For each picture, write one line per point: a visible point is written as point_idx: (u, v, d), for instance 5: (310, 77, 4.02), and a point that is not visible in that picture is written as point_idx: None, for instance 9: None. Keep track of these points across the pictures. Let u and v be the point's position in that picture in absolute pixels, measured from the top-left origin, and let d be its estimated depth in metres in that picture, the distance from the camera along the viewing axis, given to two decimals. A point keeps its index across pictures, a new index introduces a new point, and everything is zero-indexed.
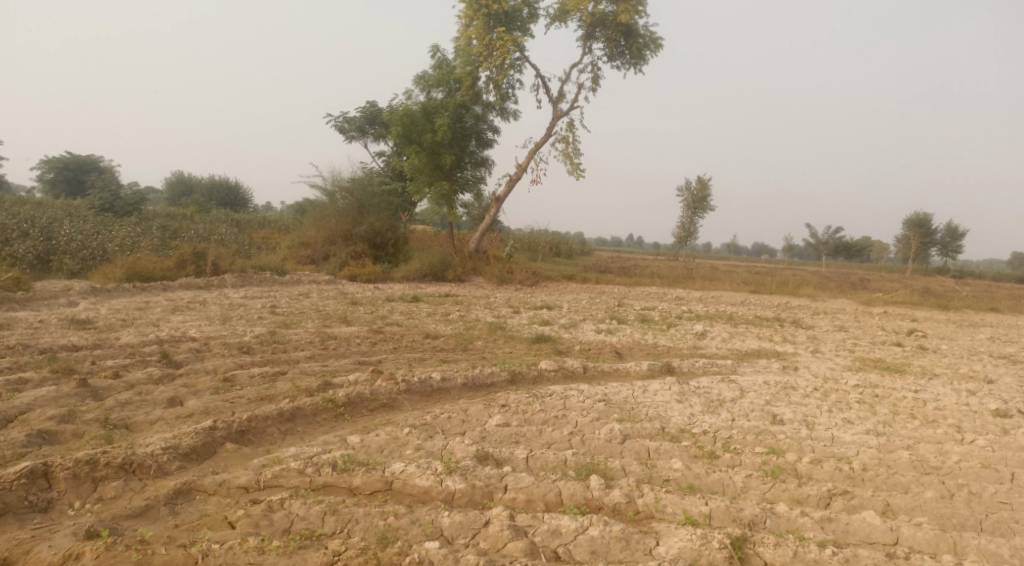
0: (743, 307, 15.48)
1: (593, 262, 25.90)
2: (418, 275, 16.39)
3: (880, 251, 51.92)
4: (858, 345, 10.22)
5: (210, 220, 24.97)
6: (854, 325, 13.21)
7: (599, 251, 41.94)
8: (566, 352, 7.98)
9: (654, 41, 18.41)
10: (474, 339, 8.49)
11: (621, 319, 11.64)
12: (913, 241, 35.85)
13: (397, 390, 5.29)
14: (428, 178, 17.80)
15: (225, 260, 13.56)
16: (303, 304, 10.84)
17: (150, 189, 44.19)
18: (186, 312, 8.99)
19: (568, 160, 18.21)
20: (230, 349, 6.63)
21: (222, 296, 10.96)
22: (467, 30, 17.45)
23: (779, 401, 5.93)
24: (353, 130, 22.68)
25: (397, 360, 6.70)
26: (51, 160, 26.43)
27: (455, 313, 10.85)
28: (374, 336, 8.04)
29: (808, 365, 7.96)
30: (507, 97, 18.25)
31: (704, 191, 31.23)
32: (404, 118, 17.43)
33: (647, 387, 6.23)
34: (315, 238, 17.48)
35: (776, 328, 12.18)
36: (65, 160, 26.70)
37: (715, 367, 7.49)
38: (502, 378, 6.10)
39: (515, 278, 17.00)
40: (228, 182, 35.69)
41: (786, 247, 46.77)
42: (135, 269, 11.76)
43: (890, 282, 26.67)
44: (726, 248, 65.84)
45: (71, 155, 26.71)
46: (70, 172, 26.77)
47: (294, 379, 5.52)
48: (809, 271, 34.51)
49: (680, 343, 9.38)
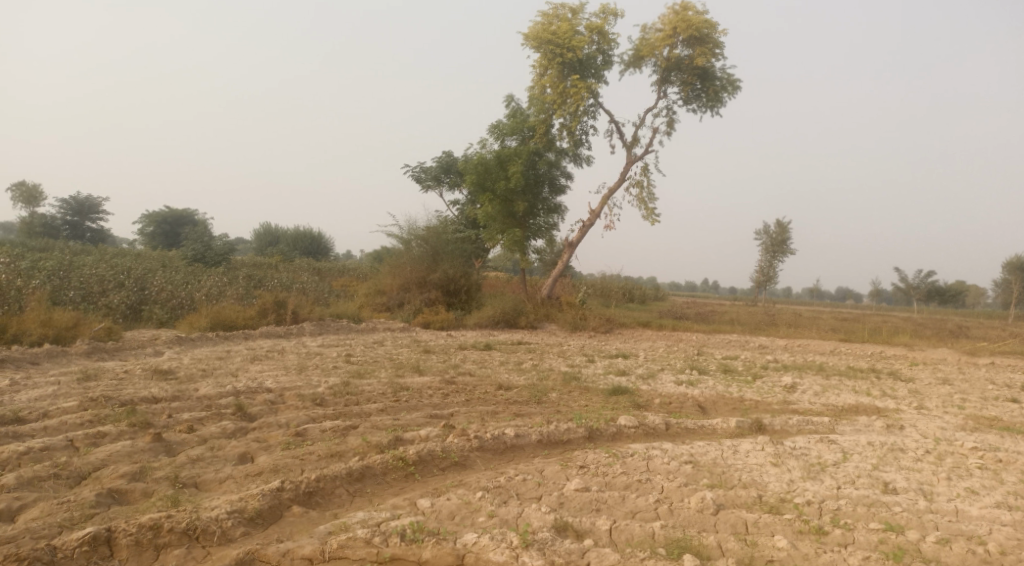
0: (833, 356, 14.51)
1: (669, 307, 25.17)
2: (491, 321, 16.29)
3: (978, 296, 48.40)
4: (970, 401, 9.26)
5: (292, 269, 25.93)
6: (961, 377, 12.05)
7: (675, 297, 40.97)
8: (646, 405, 7.55)
9: (731, 83, 18.08)
10: (548, 390, 8.18)
11: (701, 369, 11.07)
12: (1016, 285, 33.26)
13: (471, 447, 5.06)
14: (501, 225, 17.88)
15: (304, 308, 13.88)
16: (377, 353, 10.86)
17: (240, 240, 46.73)
18: (264, 361, 9.13)
19: (643, 204, 17.91)
20: (303, 401, 6.62)
21: (300, 344, 11.14)
22: (542, 79, 17.65)
23: (889, 465, 5.31)
24: (429, 180, 23.22)
25: (469, 413, 6.49)
26: (151, 214, 28.39)
27: (528, 362, 10.58)
28: (446, 387, 7.87)
29: (916, 424, 7.19)
30: (580, 143, 18.24)
31: (783, 234, 30.09)
32: (478, 166, 17.68)
33: (736, 447, 5.73)
34: (390, 285, 17.73)
35: (872, 380, 11.27)
36: (164, 214, 28.54)
37: (810, 425, 6.88)
38: (580, 434, 5.77)
39: (589, 325, 16.63)
40: (311, 232, 37.20)
41: (875, 290, 44.29)
42: (218, 318, 12.18)
43: (996, 330, 24.61)
44: (809, 292, 62.95)
45: (169, 209, 28.53)
46: (168, 225, 28.55)
47: (365, 435, 5.39)
48: (901, 317, 32.41)
49: (768, 396, 8.75)
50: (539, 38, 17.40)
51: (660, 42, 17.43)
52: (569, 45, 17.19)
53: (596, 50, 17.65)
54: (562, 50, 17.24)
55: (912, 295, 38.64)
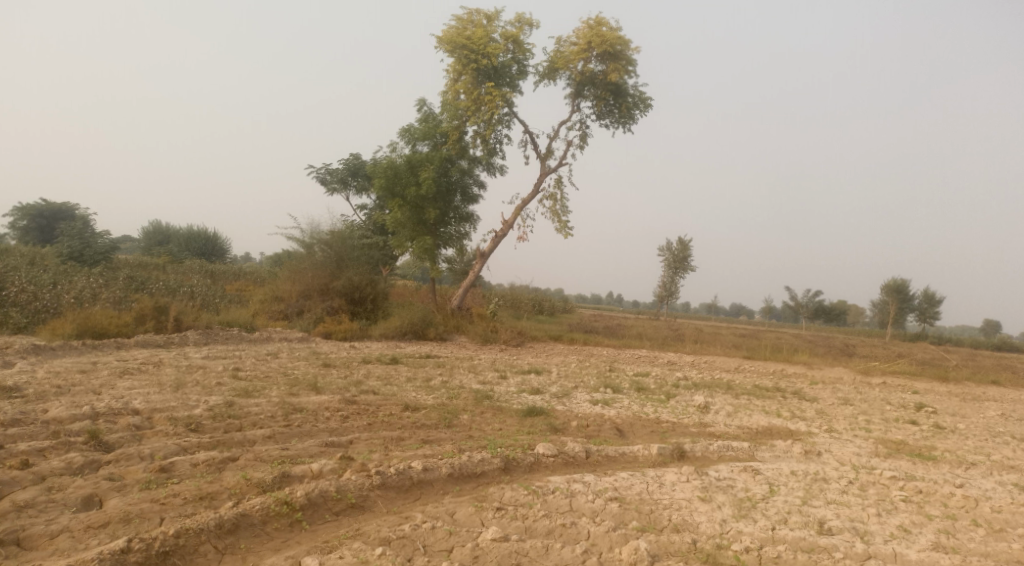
0: (737, 374, 14.76)
1: (577, 321, 25.18)
2: (398, 332, 15.50)
3: (856, 314, 52.21)
4: (872, 423, 9.44)
5: (183, 271, 23.96)
6: (858, 397, 12.44)
7: (581, 309, 41.32)
8: (562, 429, 7.11)
9: (644, 100, 18.24)
10: (459, 411, 7.59)
11: (614, 387, 10.78)
12: (892, 307, 35.79)
13: (372, 484, 4.39)
14: (411, 232, 17.14)
15: (189, 315, 12.58)
16: (269, 366, 9.87)
17: (124, 239, 43.10)
18: (135, 376, 7.98)
19: (556, 217, 17.69)
20: (175, 426, 5.67)
21: (181, 356, 9.96)
22: (455, 84, 17.13)
23: (816, 500, 5.11)
24: (335, 182, 22.12)
25: (371, 440, 5.78)
26: (24, 205, 25.48)
27: (437, 379, 9.93)
28: (346, 408, 7.11)
29: (830, 450, 7.16)
30: (494, 152, 17.82)
31: (685, 252, 30.92)
32: (388, 170, 16.90)
33: (662, 478, 5.35)
34: (290, 292, 16.57)
35: (778, 400, 11.38)
36: (40, 206, 25.73)
37: (730, 452, 6.64)
38: (494, 465, 5.21)
39: (500, 338, 16.17)
40: (206, 232, 34.73)
41: (766, 308, 46.65)
42: (87, 324, 10.76)
43: (875, 348, 26.24)
44: (706, 308, 65.47)
45: (45, 201, 25.74)
46: (42, 219, 25.74)
47: (245, 470, 4.60)
48: (792, 334, 34.09)
49: (683, 418, 8.53)
50: (453, 41, 16.89)
51: (575, 55, 17.34)
52: (484, 51, 16.76)
53: (512, 58, 17.34)
54: (477, 56, 16.79)
55: (800, 313, 40.79)
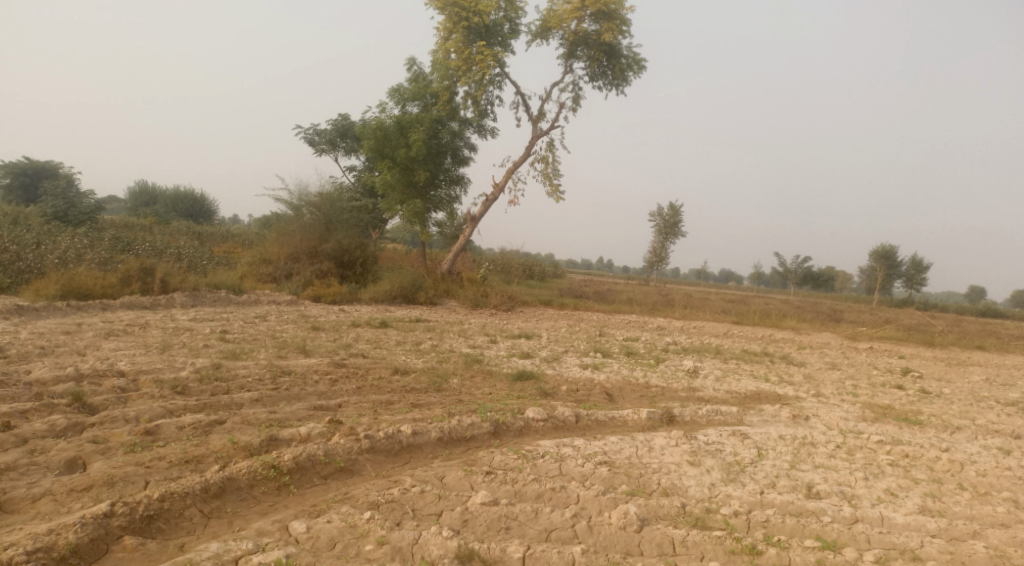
0: (727, 339, 14.83)
1: (568, 285, 25.17)
2: (388, 296, 15.42)
3: (843, 280, 52.60)
4: (859, 388, 9.51)
5: (169, 232, 23.64)
6: (845, 362, 12.55)
7: (572, 274, 41.33)
8: (552, 393, 7.10)
9: (638, 62, 17.92)
10: (449, 375, 7.57)
11: (605, 351, 10.79)
12: (880, 273, 36.01)
13: (361, 449, 4.36)
14: (401, 195, 16.90)
15: (176, 277, 12.42)
16: (258, 329, 9.78)
17: (110, 200, 42.44)
18: (121, 338, 7.88)
19: (547, 181, 17.51)
20: (161, 388, 5.60)
21: (168, 318, 9.84)
22: (446, 43, 16.73)
23: (803, 464, 5.15)
24: (324, 143, 21.73)
25: (360, 403, 5.74)
26: (6, 164, 24.95)
27: (427, 342, 9.88)
28: (335, 371, 7.06)
29: (818, 415, 7.21)
30: (485, 114, 17.52)
31: (676, 217, 30.82)
32: (377, 131, 16.60)
33: (651, 443, 5.36)
34: (278, 254, 16.39)
35: (767, 364, 11.45)
36: (23, 165, 25.19)
37: (719, 416, 6.67)
38: (484, 430, 5.20)
39: (490, 302, 16.12)
40: (193, 193, 34.21)
41: (755, 274, 46.85)
42: (71, 285, 10.59)
43: (862, 314, 26.47)
44: (696, 274, 65.64)
45: (28, 160, 25.19)
46: (26, 177, 25.22)
47: (232, 433, 4.54)
48: (780, 300, 34.30)
49: (673, 382, 8.55)
50: None
51: (569, 14, 16.95)
52: (475, 9, 16.33)
53: (504, 16, 16.92)
54: (468, 13, 16.38)
55: (789, 279, 40.99)
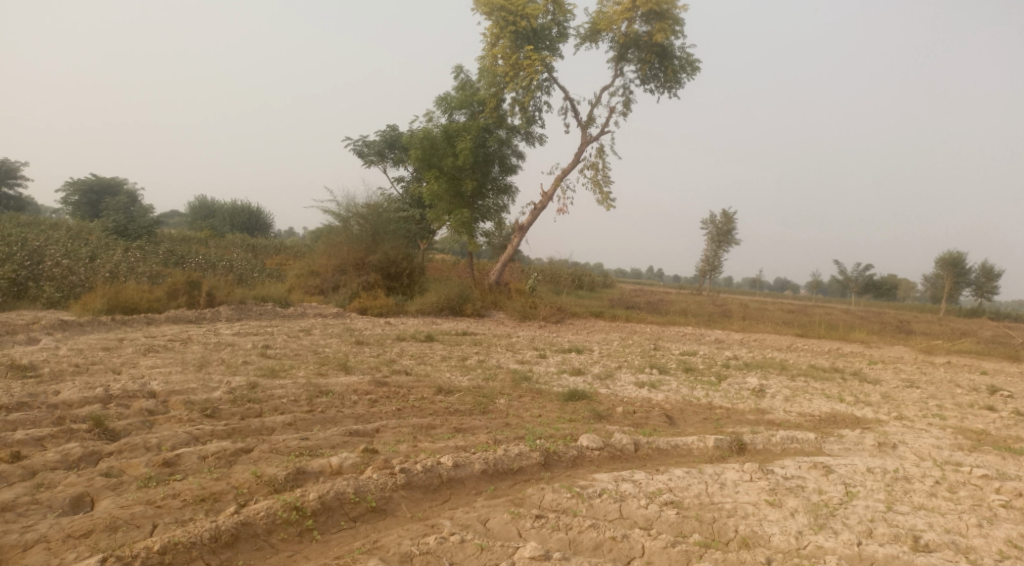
0: (790, 353, 13.91)
1: (618, 295, 24.45)
2: (434, 308, 15.10)
3: (908, 289, 50.14)
4: (946, 409, 8.60)
5: (224, 245, 23.99)
6: (924, 379, 11.53)
7: (622, 284, 40.47)
8: (607, 416, 6.54)
9: (691, 63, 17.21)
10: (496, 395, 7.07)
11: (661, 367, 10.13)
12: (947, 281, 33.96)
13: (396, 484, 3.91)
14: (448, 205, 16.62)
15: (222, 290, 12.34)
16: (300, 344, 9.51)
17: (171, 215, 43.75)
18: (160, 354, 7.68)
19: (597, 188, 16.94)
20: (190, 411, 5.26)
21: (211, 332, 9.68)
22: (493, 49, 16.40)
23: (901, 505, 4.47)
24: (372, 155, 21.72)
25: (399, 428, 5.31)
26: (75, 181, 25.86)
27: (473, 358, 9.43)
28: (375, 390, 6.66)
29: (907, 442, 6.43)
30: (533, 121, 17.10)
31: (729, 225, 29.76)
32: (424, 141, 16.36)
33: (721, 477, 4.74)
34: (325, 266, 16.27)
35: (838, 381, 10.56)
36: (91, 182, 26.06)
37: (795, 444, 5.98)
38: (533, 461, 4.69)
39: (539, 314, 15.62)
40: (249, 207, 34.90)
41: (814, 282, 44.99)
42: (119, 299, 10.57)
43: (932, 325, 24.94)
44: (750, 284, 63.65)
45: (96, 177, 26.05)
46: (93, 194, 26.08)
47: (257, 464, 4.16)
48: (842, 310, 32.67)
49: (738, 403, 7.85)
50: (491, 3, 16.13)
51: (619, 16, 16.39)
52: (523, 13, 15.98)
53: (552, 20, 16.50)
54: (515, 18, 16.03)
55: (850, 288, 39.13)
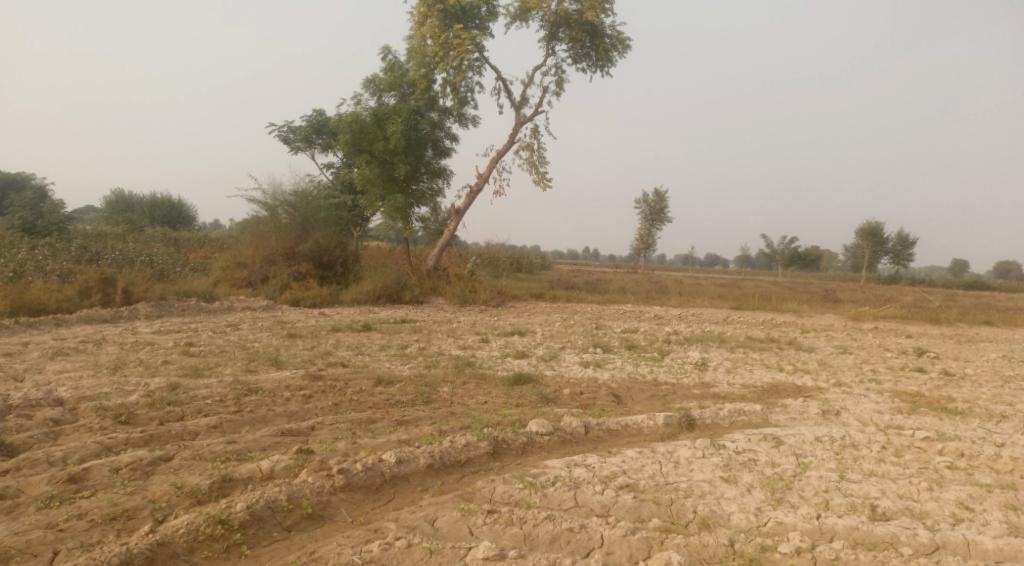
0: (727, 325, 14.15)
1: (557, 277, 24.44)
2: (371, 297, 14.63)
3: (830, 261, 52.43)
4: (880, 374, 8.83)
5: (144, 239, 22.64)
6: (856, 345, 11.90)
7: (560, 265, 40.61)
8: (554, 398, 6.36)
9: (622, 41, 17.14)
10: (439, 383, 6.79)
11: (605, 346, 10.07)
12: (866, 251, 35.54)
13: (334, 487, 3.60)
14: (381, 191, 16.08)
15: (140, 286, 11.54)
16: (228, 340, 8.95)
17: (83, 211, 41.15)
18: (69, 357, 7.01)
19: (533, 169, 16.74)
20: (102, 419, 4.73)
21: (128, 331, 9.00)
22: (421, 29, 15.87)
23: (853, 473, 4.50)
24: (299, 140, 20.83)
25: (336, 425, 4.97)
26: None
27: (414, 346, 9.10)
28: (310, 385, 6.27)
29: (848, 408, 6.53)
30: (466, 102, 16.70)
31: (662, 203, 30.20)
32: (352, 124, 15.73)
33: (674, 456, 4.62)
34: (253, 258, 15.51)
35: (777, 352, 10.76)
36: None
37: (743, 417, 5.96)
38: (481, 451, 4.45)
39: (479, 298, 15.36)
40: (170, 198, 33.15)
41: (743, 257, 46.40)
42: (23, 300, 9.70)
43: (855, 293, 26.07)
44: (683, 261, 65.20)
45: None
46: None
47: (179, 473, 3.74)
48: (771, 283, 33.78)
49: (683, 378, 7.83)
50: None
51: None
52: None
53: None
54: None
55: (777, 261, 40.49)
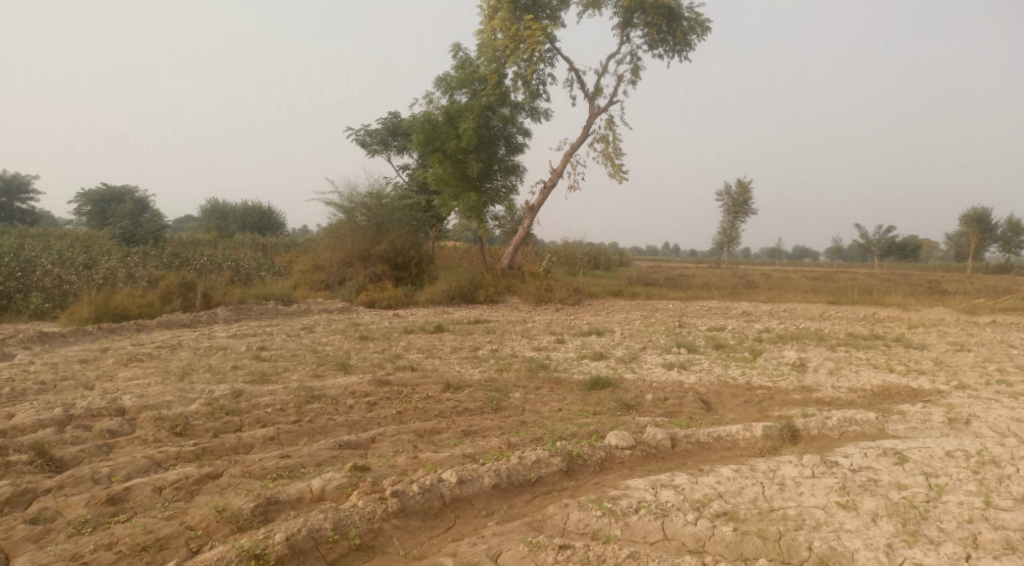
0: (824, 321, 13.02)
1: (636, 273, 23.59)
2: (445, 297, 14.43)
3: (932, 250, 48.71)
4: (1010, 374, 7.72)
5: (233, 245, 23.44)
6: (974, 342, 10.61)
7: (639, 262, 39.46)
8: (636, 405, 5.79)
9: (701, 23, 16.21)
10: (510, 388, 6.35)
11: (689, 345, 9.35)
12: (973, 239, 32.57)
13: (387, 513, 3.27)
14: (454, 190, 15.87)
15: (219, 290, 11.74)
16: (299, 343, 8.85)
17: (183, 221, 43.54)
18: (142, 364, 7.03)
19: (609, 161, 16.09)
20: (158, 430, 4.60)
21: (204, 336, 9.06)
22: (491, 22, 15.53)
23: (1001, 498, 3.72)
24: (375, 143, 20.99)
25: (398, 436, 4.61)
26: (88, 191, 25.51)
27: (485, 348, 8.71)
28: (375, 391, 5.97)
29: (979, 415, 5.62)
30: (538, 95, 16.24)
31: (744, 194, 28.72)
32: (425, 124, 15.59)
33: (778, 475, 3.98)
34: (330, 260, 15.61)
35: (883, 350, 9.70)
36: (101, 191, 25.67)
37: (854, 426, 5.20)
38: (554, 468, 3.96)
39: (554, 296, 14.88)
40: (261, 206, 34.38)
41: (834, 248, 43.81)
42: (109, 307, 9.99)
43: (963, 284, 23.87)
44: (768, 255, 62.42)
45: (106, 186, 25.43)
46: (104, 203, 25.61)
47: (223, 495, 3.50)
48: (868, 275, 31.52)
49: (779, 381, 7.04)
50: None
51: None
52: None
53: None
54: None
55: (873, 252, 37.81)
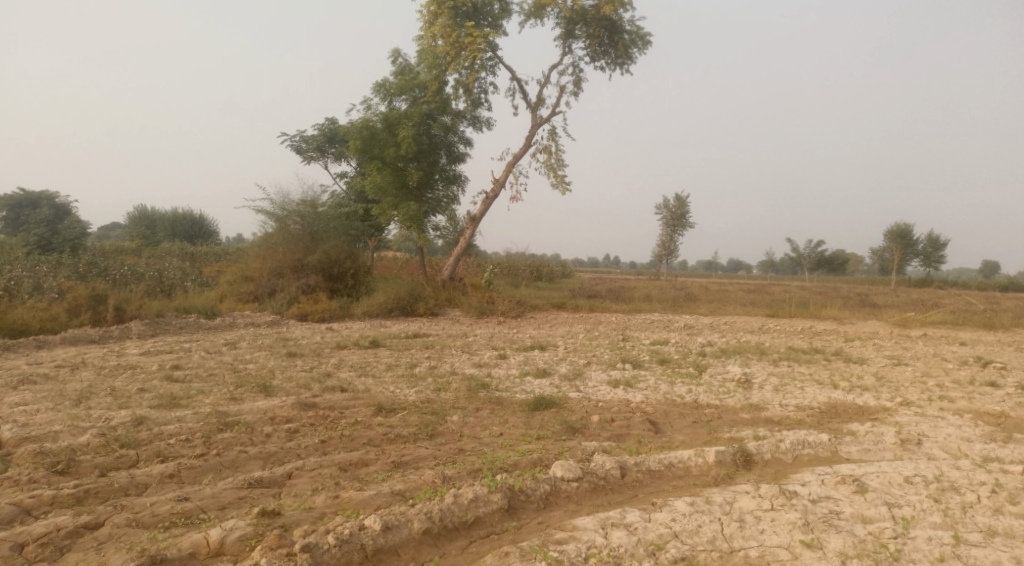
0: (764, 335, 13.05)
1: (579, 285, 23.43)
2: (382, 309, 13.83)
3: (857, 265, 50.81)
4: (948, 389, 7.76)
5: (158, 254, 22.06)
6: (908, 355, 10.77)
7: (581, 274, 39.59)
8: (581, 428, 5.42)
9: (642, 37, 16.24)
10: (447, 410, 5.89)
11: (634, 361, 9.10)
12: (896, 254, 33.96)
13: None
14: (393, 199, 15.30)
15: (134, 303, 10.84)
16: (220, 361, 8.14)
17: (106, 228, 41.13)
18: (34, 386, 6.24)
19: (552, 172, 15.87)
20: (34, 468, 3.95)
21: (112, 354, 8.23)
22: (432, 28, 15.09)
23: (968, 531, 3.54)
24: (312, 150, 20.19)
25: (319, 470, 4.10)
26: None
27: (422, 365, 8.21)
28: (298, 416, 5.41)
29: (928, 434, 5.51)
30: (479, 103, 15.90)
31: (683, 208, 29.09)
32: (362, 130, 14.99)
33: (736, 508, 3.68)
34: (259, 270, 14.74)
35: (824, 364, 9.69)
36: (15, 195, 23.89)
37: (808, 449, 4.97)
38: (494, 507, 3.55)
39: (496, 309, 14.49)
40: (192, 213, 32.77)
41: (767, 262, 45.08)
42: (5, 321, 9.03)
43: (890, 297, 24.76)
44: (705, 268, 63.92)
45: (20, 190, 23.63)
46: None
47: (98, 552, 2.94)
48: (800, 287, 32.41)
49: (726, 399, 6.82)
50: None
51: None
52: None
53: None
54: None
55: (803, 265, 39.02)
